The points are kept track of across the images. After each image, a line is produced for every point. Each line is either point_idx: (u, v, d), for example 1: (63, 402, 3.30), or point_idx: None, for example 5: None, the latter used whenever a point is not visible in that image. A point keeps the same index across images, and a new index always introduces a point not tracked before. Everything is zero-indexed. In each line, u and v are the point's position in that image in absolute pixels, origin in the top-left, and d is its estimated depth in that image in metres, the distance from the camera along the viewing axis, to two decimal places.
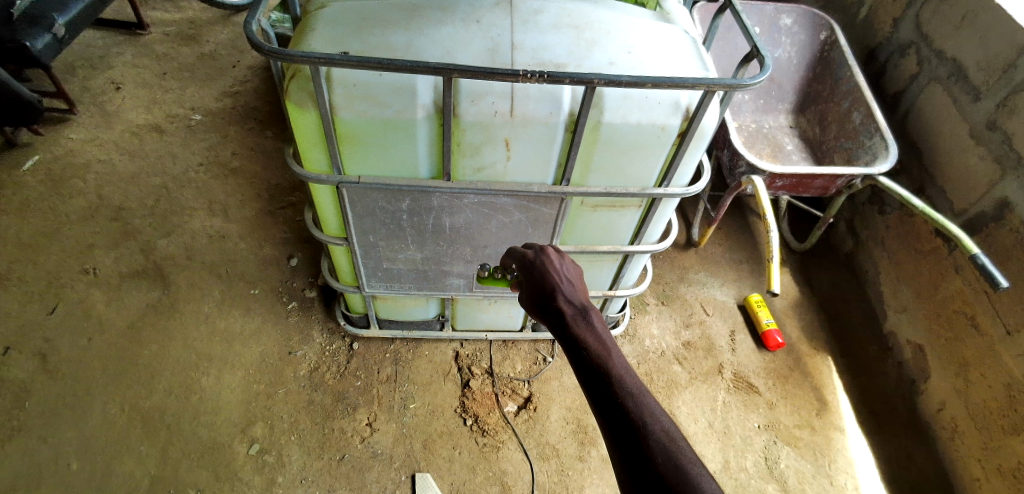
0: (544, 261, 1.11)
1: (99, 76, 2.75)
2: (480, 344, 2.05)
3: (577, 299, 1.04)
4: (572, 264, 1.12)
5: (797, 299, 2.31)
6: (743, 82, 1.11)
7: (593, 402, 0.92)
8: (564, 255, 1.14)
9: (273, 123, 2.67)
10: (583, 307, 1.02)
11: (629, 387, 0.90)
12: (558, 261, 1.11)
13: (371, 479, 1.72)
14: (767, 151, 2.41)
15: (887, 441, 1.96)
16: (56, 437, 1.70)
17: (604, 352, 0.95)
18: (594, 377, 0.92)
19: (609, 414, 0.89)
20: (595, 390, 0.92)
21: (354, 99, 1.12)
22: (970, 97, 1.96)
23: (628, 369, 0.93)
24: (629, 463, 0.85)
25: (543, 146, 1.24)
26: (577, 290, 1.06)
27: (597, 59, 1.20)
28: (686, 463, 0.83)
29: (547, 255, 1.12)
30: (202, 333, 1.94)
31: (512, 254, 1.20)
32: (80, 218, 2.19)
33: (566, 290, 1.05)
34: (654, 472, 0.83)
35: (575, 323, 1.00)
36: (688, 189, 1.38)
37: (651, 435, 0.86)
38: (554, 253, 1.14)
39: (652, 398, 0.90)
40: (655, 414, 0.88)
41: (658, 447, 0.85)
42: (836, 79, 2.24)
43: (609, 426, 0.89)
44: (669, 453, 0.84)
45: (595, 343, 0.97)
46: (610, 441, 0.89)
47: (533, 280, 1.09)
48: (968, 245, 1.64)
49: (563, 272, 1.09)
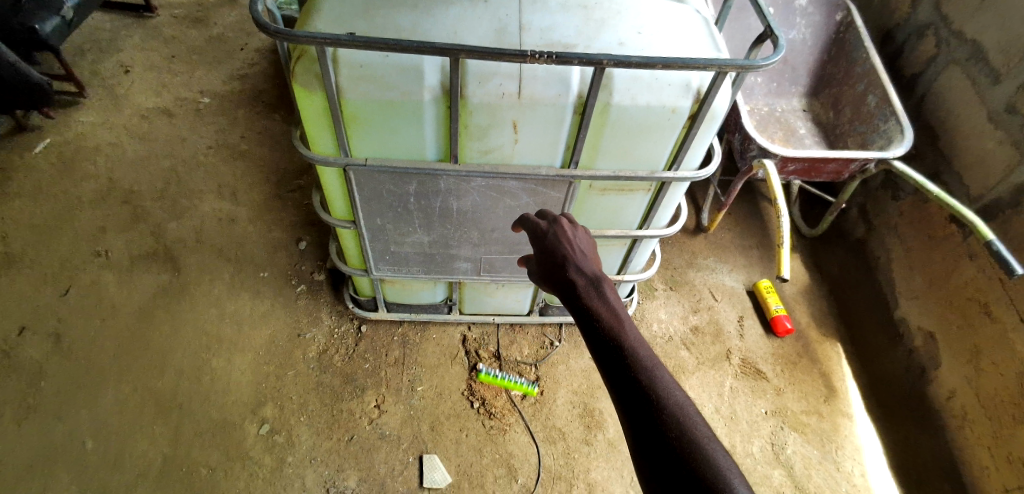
0: (558, 235, 1.12)
1: (109, 60, 2.75)
2: (487, 327, 2.06)
3: (591, 272, 1.04)
4: (587, 238, 1.13)
5: (807, 285, 2.29)
6: (756, 63, 1.09)
7: (606, 375, 0.93)
8: (579, 229, 1.15)
9: (281, 107, 2.67)
10: (597, 280, 1.02)
11: (642, 359, 0.91)
12: (574, 235, 1.12)
13: (379, 460, 1.74)
14: (779, 134, 2.37)
15: (896, 428, 1.95)
16: (71, 416, 1.73)
17: (617, 325, 0.96)
18: (607, 349, 0.93)
19: (621, 388, 0.90)
20: (608, 362, 0.93)
21: (360, 81, 1.12)
22: (990, 80, 1.92)
23: (641, 343, 0.93)
24: (642, 436, 0.85)
25: (551, 128, 1.23)
26: (592, 263, 1.06)
27: (606, 40, 1.18)
28: (699, 437, 0.83)
29: (561, 229, 1.13)
30: (213, 315, 1.97)
31: (525, 224, 1.21)
32: (92, 201, 2.21)
33: (580, 263, 1.06)
34: (667, 445, 0.83)
35: (589, 295, 1.00)
36: (698, 173, 1.36)
37: (665, 408, 0.85)
38: (570, 227, 1.15)
39: (666, 372, 0.90)
40: (669, 388, 0.88)
41: (672, 420, 0.84)
42: (852, 61, 2.20)
43: (621, 399, 0.89)
44: (683, 427, 0.84)
45: (608, 316, 0.97)
46: (622, 414, 0.89)
47: (547, 253, 1.11)
48: (983, 231, 1.61)
49: (578, 246, 1.10)
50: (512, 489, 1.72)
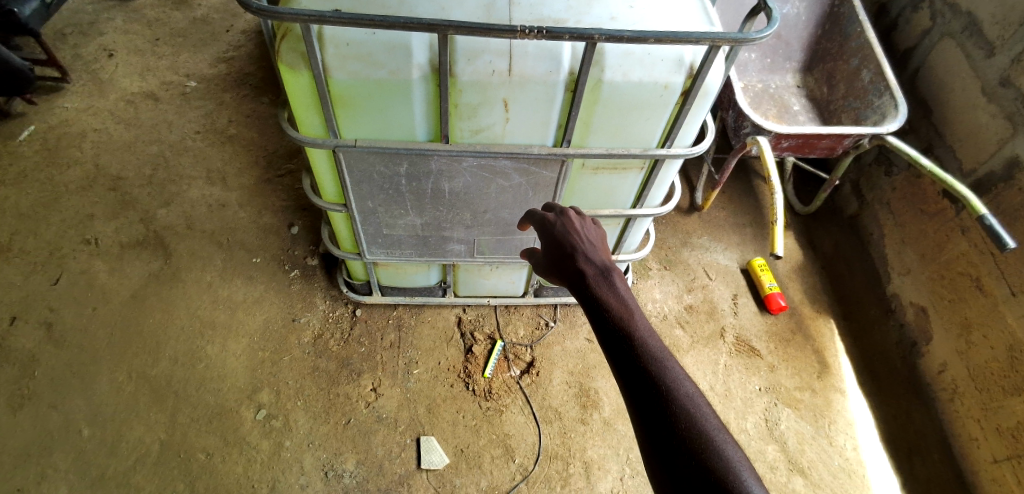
0: (567, 225, 1.13)
1: (90, 43, 2.69)
2: (483, 309, 2.06)
3: (600, 261, 1.05)
4: (594, 230, 1.14)
5: (800, 262, 2.29)
6: (749, 37, 1.07)
7: (613, 363, 0.93)
8: (587, 221, 1.16)
9: (270, 89, 2.62)
10: (605, 269, 1.03)
11: (651, 346, 0.91)
12: (580, 225, 1.13)
13: (376, 442, 1.75)
14: (773, 111, 2.36)
15: (888, 403, 1.97)
16: (65, 404, 1.73)
17: (626, 314, 0.96)
18: (615, 338, 0.93)
19: (630, 377, 0.90)
20: (616, 351, 0.93)
21: (347, 59, 1.09)
22: (984, 52, 1.90)
23: (650, 333, 0.94)
24: (650, 426, 0.85)
25: (542, 106, 1.21)
26: (600, 254, 1.07)
27: (597, 14, 1.16)
28: (708, 428, 0.84)
29: (569, 219, 1.14)
30: (205, 301, 1.96)
31: (532, 216, 1.22)
32: (79, 188, 2.18)
33: (588, 253, 1.07)
34: (674, 433, 0.84)
35: (598, 285, 1.01)
36: (691, 149, 1.35)
37: (676, 399, 0.86)
38: (576, 217, 1.16)
39: (676, 363, 0.90)
40: (679, 378, 0.88)
41: (682, 410, 0.85)
42: (845, 35, 2.18)
43: (629, 389, 0.89)
44: (692, 419, 0.84)
45: (617, 305, 0.98)
46: (630, 405, 0.89)
47: (554, 242, 1.11)
48: (976, 205, 1.61)
49: (586, 236, 1.11)
50: (509, 469, 1.73)
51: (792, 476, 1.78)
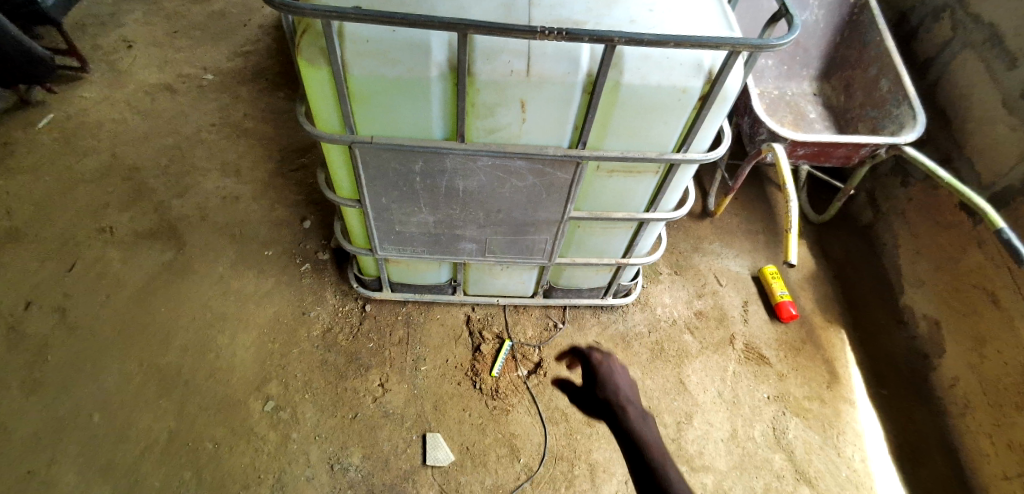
0: (602, 373, 1.29)
1: (111, 35, 2.73)
2: (491, 308, 2.06)
3: (634, 409, 1.21)
4: (625, 374, 1.29)
5: (812, 271, 2.27)
6: (769, 42, 1.07)
7: None
8: (618, 365, 1.31)
9: (285, 84, 2.64)
10: (640, 416, 1.19)
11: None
12: (614, 372, 1.29)
13: (383, 437, 1.76)
14: (789, 118, 2.34)
15: (898, 415, 1.95)
16: (78, 390, 1.75)
17: (660, 466, 1.13)
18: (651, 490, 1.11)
19: None
20: None
21: (367, 56, 1.10)
22: (1006, 64, 1.88)
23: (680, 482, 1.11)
24: None
25: (559, 108, 1.21)
26: (634, 400, 1.23)
27: (616, 17, 1.16)
28: None
29: (604, 364, 1.30)
30: (218, 292, 1.97)
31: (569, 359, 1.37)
32: (96, 177, 2.21)
33: (623, 399, 1.22)
34: None
35: (633, 432, 1.17)
36: (706, 154, 1.35)
37: None
38: (609, 362, 1.31)
39: None
40: None
41: None
42: (865, 44, 2.16)
43: None
44: None
45: (653, 455, 1.14)
46: None
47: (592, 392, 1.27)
48: (994, 219, 1.58)
49: (620, 383, 1.26)
50: (514, 469, 1.74)
51: (798, 485, 1.77)
